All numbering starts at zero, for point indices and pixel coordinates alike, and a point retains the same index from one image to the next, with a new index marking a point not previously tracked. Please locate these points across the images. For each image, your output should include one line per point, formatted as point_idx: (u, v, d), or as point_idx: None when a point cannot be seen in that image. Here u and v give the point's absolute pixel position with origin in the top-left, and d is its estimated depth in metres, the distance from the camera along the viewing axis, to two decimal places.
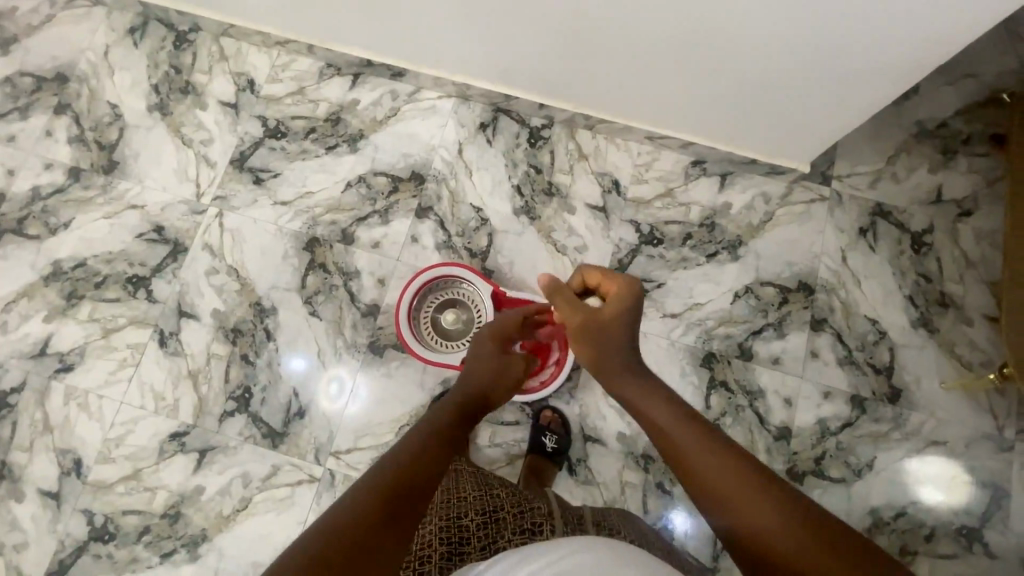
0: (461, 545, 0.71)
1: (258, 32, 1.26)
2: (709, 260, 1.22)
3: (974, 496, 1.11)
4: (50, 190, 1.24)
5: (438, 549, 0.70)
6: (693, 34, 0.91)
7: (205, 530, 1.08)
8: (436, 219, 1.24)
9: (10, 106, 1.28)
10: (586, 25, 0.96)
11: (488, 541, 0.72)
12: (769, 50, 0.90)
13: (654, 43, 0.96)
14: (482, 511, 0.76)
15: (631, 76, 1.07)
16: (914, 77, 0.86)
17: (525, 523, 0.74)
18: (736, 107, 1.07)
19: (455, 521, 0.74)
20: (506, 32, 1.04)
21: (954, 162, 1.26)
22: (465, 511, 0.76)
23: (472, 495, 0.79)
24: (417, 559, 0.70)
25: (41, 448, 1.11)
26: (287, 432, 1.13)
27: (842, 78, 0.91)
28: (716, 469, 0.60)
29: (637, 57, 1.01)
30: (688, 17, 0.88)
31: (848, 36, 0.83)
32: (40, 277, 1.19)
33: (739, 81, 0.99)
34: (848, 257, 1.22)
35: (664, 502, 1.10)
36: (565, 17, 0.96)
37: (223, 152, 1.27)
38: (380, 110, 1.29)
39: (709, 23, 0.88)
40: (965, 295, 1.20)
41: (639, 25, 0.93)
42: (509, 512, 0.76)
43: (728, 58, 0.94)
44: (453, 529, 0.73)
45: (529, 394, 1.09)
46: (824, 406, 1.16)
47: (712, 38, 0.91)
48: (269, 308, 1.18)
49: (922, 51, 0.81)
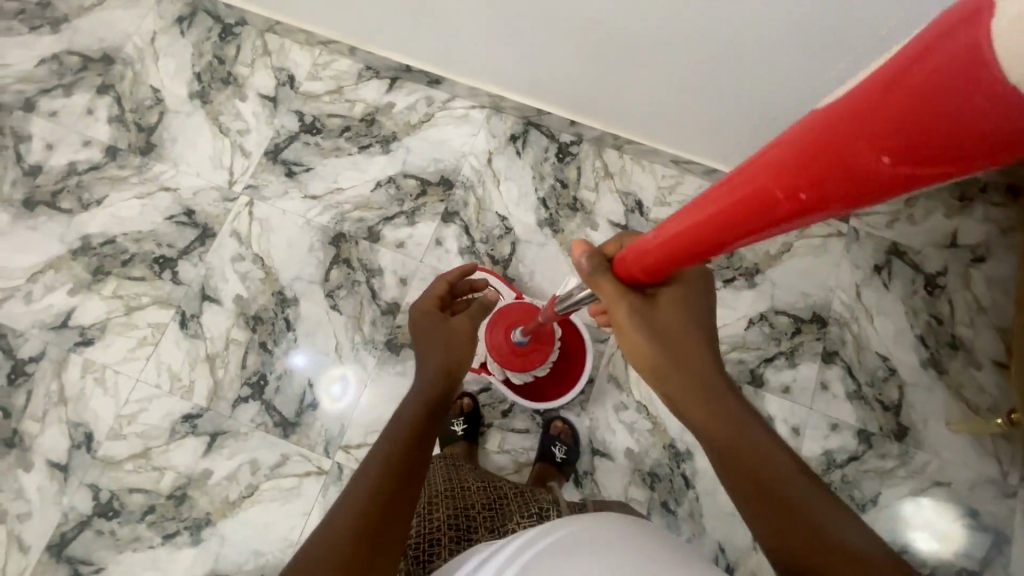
0: (471, 530, 0.82)
1: (303, 31, 1.30)
2: (725, 285, 1.24)
3: (975, 540, 1.12)
4: (87, 166, 1.27)
5: (447, 534, 0.80)
6: (710, 50, 0.93)
7: (209, 514, 1.08)
8: (461, 224, 1.26)
9: (55, 82, 1.32)
10: (598, 30, 0.98)
11: (496, 525, 0.82)
12: (789, 71, 0.91)
13: (669, 58, 0.98)
14: (489, 506, 0.86)
15: (649, 90, 1.08)
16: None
17: (530, 509, 0.84)
18: (757, 133, 1.09)
19: (463, 510, 0.84)
20: (523, 36, 1.06)
21: (969, 209, 1.29)
22: (472, 503, 0.85)
23: (477, 487, 0.89)
24: (427, 542, 0.79)
25: (54, 419, 1.12)
26: (299, 422, 1.14)
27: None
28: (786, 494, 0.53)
29: (660, 76, 1.03)
30: (717, 44, 0.91)
31: None
32: (69, 251, 1.21)
33: (762, 108, 1.02)
34: (862, 293, 1.24)
35: (667, 522, 1.10)
36: (577, 21, 0.97)
37: (258, 143, 1.30)
38: (414, 115, 1.32)
39: (735, 46, 0.90)
40: (975, 340, 1.22)
41: (654, 35, 0.95)
42: (515, 504, 0.86)
43: (750, 80, 0.96)
44: (462, 516, 0.83)
45: (554, 400, 1.11)
46: (831, 438, 1.17)
47: (729, 56, 0.93)
48: (291, 298, 1.20)
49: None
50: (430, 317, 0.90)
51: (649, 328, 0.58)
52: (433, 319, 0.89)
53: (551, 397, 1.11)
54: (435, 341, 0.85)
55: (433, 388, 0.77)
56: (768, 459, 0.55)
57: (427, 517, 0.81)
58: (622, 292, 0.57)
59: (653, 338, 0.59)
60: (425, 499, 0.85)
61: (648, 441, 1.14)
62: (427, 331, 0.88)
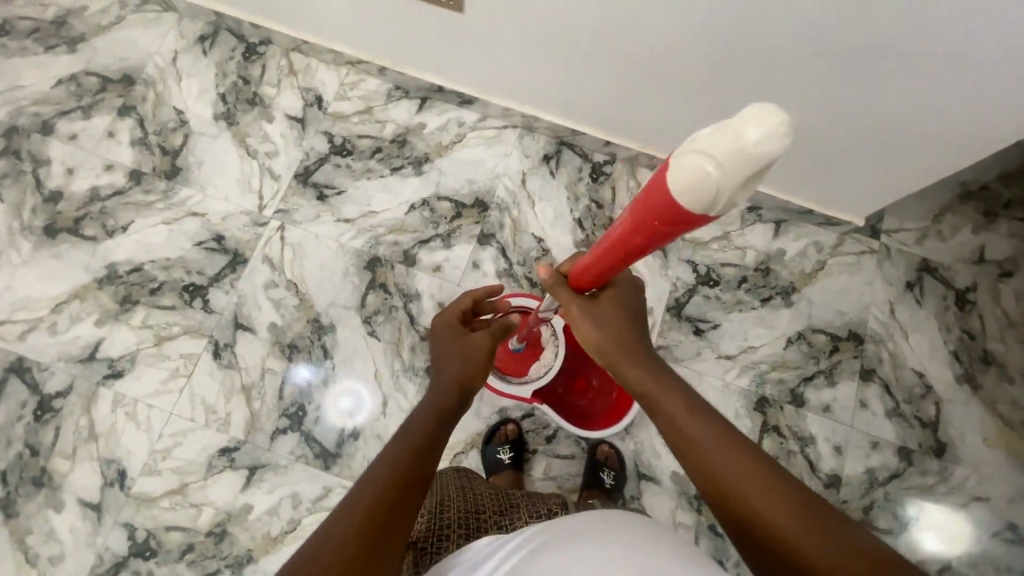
0: (479, 529, 0.84)
1: (331, 50, 1.27)
2: (763, 304, 1.25)
3: (1016, 554, 1.13)
4: (110, 191, 1.23)
5: (455, 531, 0.83)
6: (752, 63, 0.91)
7: (251, 551, 1.05)
8: (497, 246, 1.24)
9: (73, 104, 1.27)
10: (634, 46, 0.97)
11: (506, 524, 0.86)
12: (834, 83, 0.90)
13: (707, 74, 0.97)
14: (499, 510, 0.89)
15: (681, 111, 1.08)
16: (988, 130, 0.87)
17: (538, 510, 0.90)
18: (787, 150, 1.09)
19: (473, 513, 0.87)
20: (563, 54, 1.04)
21: (996, 225, 1.30)
22: (484, 507, 0.89)
23: (489, 495, 0.92)
24: (435, 537, 0.82)
25: (85, 456, 1.08)
26: (340, 453, 1.11)
27: (910, 119, 0.91)
28: (769, 497, 0.54)
29: (694, 96, 1.02)
30: (754, 62, 0.91)
31: (912, 88, 0.85)
32: (94, 280, 1.17)
33: (796, 126, 1.02)
34: (896, 310, 1.26)
35: (716, 545, 1.10)
36: (617, 40, 0.96)
37: (287, 166, 1.27)
38: (446, 135, 1.30)
39: (773, 66, 0.91)
40: (1006, 354, 1.24)
41: (693, 49, 0.93)
42: (526, 508, 0.90)
43: (790, 93, 0.95)
44: (471, 518, 0.86)
45: (617, 423, 1.09)
46: (873, 455, 1.18)
47: (773, 67, 0.91)
48: (328, 325, 1.18)
49: (1000, 91, 0.80)
50: (451, 330, 0.83)
51: (590, 317, 0.69)
52: (452, 332, 0.82)
53: (613, 419, 1.09)
54: (450, 355, 0.77)
55: (443, 401, 0.70)
56: (720, 443, 0.58)
57: (437, 516, 0.85)
58: (569, 292, 0.71)
59: (593, 323, 0.69)
60: (436, 501, 0.88)
61: None
62: (444, 346, 0.80)
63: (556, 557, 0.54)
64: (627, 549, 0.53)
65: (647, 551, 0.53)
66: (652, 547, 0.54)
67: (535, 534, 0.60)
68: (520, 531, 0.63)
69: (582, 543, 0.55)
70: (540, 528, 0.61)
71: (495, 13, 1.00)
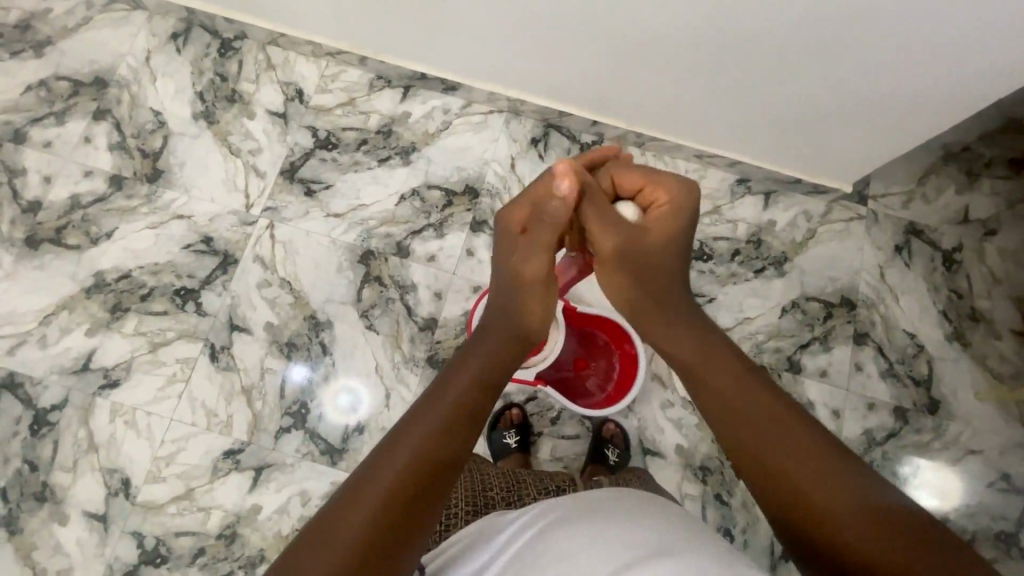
0: (488, 506, 0.85)
1: (308, 42, 1.24)
2: (757, 276, 1.26)
3: (1010, 501, 1.17)
4: (91, 198, 1.20)
5: (464, 509, 0.83)
6: (736, 37, 0.91)
7: (263, 550, 1.05)
8: (490, 232, 1.24)
9: (45, 110, 1.23)
10: (631, 31, 0.96)
11: (514, 500, 0.88)
12: (828, 62, 0.91)
13: (696, 51, 0.96)
14: (506, 487, 0.90)
15: (675, 90, 1.08)
16: (976, 91, 0.88)
17: (547, 488, 0.92)
18: (779, 124, 1.10)
19: (481, 492, 0.87)
20: (554, 36, 1.02)
21: (979, 184, 1.32)
22: (491, 484, 0.89)
23: (495, 473, 0.92)
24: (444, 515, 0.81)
25: (86, 468, 1.07)
26: (346, 448, 1.11)
27: (898, 93, 0.93)
28: (795, 460, 0.53)
29: (689, 76, 1.03)
30: (749, 43, 0.92)
31: (899, 65, 0.88)
32: (82, 289, 1.15)
33: (787, 100, 1.03)
34: (886, 273, 1.28)
35: (723, 514, 1.12)
36: (613, 25, 0.96)
37: (272, 163, 1.24)
38: (432, 123, 1.29)
39: (766, 46, 0.92)
40: (993, 311, 1.27)
41: (678, 29, 0.93)
42: (532, 484, 0.92)
43: (779, 69, 0.96)
44: (479, 497, 0.86)
45: (612, 406, 1.09)
46: (870, 417, 1.20)
47: (757, 40, 0.91)
48: (325, 321, 1.17)
49: (984, 63, 0.83)
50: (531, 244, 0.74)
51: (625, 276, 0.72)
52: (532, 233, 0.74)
53: (609, 400, 1.10)
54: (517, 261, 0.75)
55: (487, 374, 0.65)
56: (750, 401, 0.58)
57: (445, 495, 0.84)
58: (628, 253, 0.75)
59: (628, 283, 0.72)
60: None
61: (697, 436, 1.15)
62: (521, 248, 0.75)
63: (559, 538, 0.54)
64: (636, 530, 0.53)
65: (659, 536, 0.53)
66: (662, 531, 0.54)
67: (536, 518, 0.60)
68: (530, 509, 0.63)
69: (596, 526, 0.54)
70: (541, 510, 0.61)
71: (483, 6, 0.99)
